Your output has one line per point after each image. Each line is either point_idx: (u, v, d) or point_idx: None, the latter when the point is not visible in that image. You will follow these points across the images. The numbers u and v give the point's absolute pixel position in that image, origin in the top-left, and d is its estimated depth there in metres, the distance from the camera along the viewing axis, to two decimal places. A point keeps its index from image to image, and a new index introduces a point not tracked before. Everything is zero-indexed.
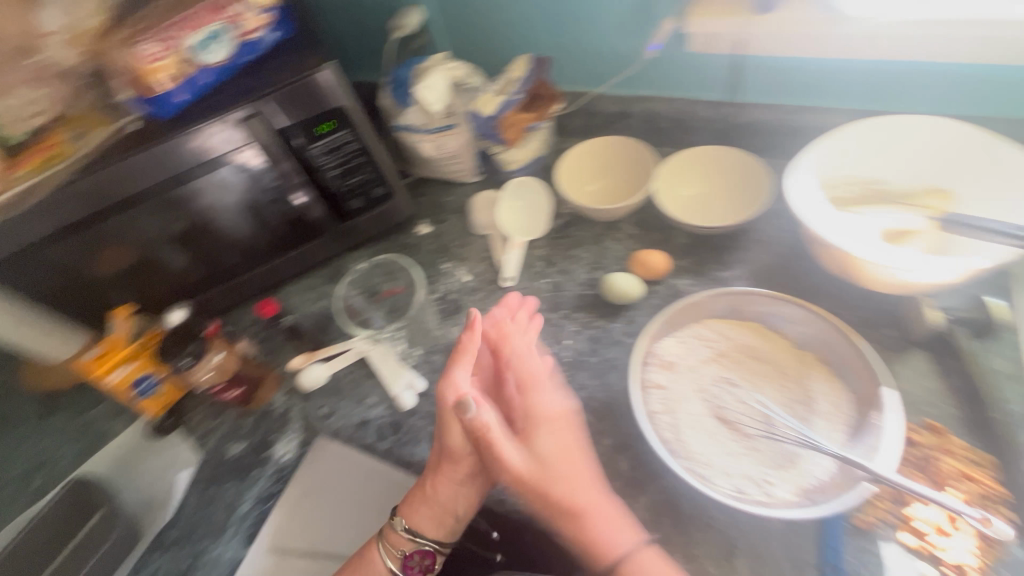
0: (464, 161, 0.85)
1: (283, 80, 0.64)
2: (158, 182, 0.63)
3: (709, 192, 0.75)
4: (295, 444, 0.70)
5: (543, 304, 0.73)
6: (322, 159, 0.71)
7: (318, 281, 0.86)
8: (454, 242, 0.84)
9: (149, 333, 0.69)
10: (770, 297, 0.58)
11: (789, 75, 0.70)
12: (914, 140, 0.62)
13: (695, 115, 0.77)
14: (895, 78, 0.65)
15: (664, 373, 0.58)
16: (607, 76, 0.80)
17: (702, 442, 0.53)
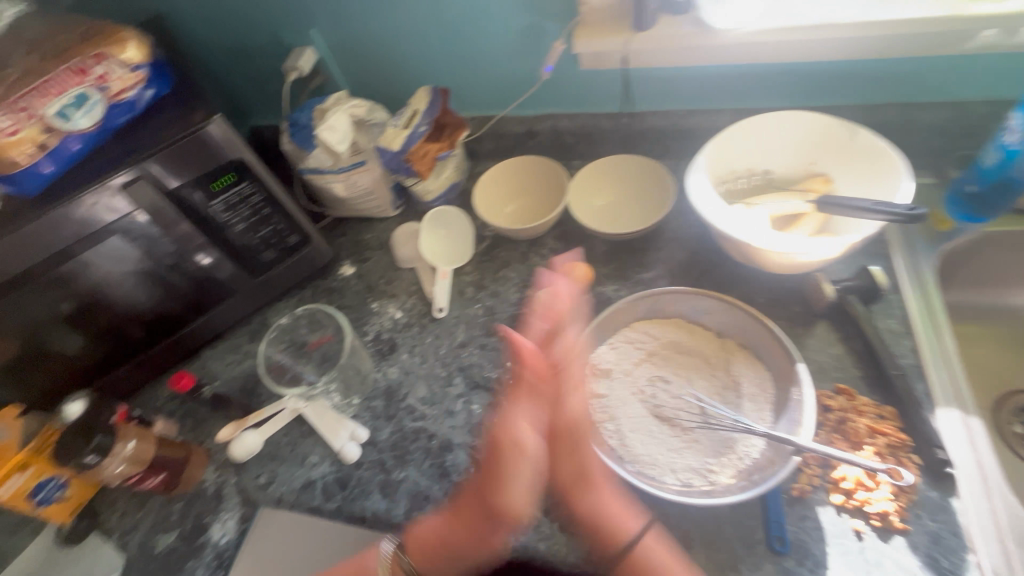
0: (379, 195, 0.84)
1: (168, 138, 0.60)
2: (32, 265, 0.57)
3: (621, 199, 0.79)
4: (234, 522, 0.65)
5: (478, 330, 0.73)
6: (224, 215, 0.67)
7: (240, 341, 0.81)
8: (381, 279, 0.82)
9: (45, 432, 0.61)
10: (687, 293, 0.61)
11: (675, 83, 0.75)
12: (790, 133, 0.68)
13: (597, 127, 0.81)
14: (764, 78, 0.72)
15: (601, 382, 0.60)
16: (509, 99, 0.82)
17: (645, 443, 0.55)
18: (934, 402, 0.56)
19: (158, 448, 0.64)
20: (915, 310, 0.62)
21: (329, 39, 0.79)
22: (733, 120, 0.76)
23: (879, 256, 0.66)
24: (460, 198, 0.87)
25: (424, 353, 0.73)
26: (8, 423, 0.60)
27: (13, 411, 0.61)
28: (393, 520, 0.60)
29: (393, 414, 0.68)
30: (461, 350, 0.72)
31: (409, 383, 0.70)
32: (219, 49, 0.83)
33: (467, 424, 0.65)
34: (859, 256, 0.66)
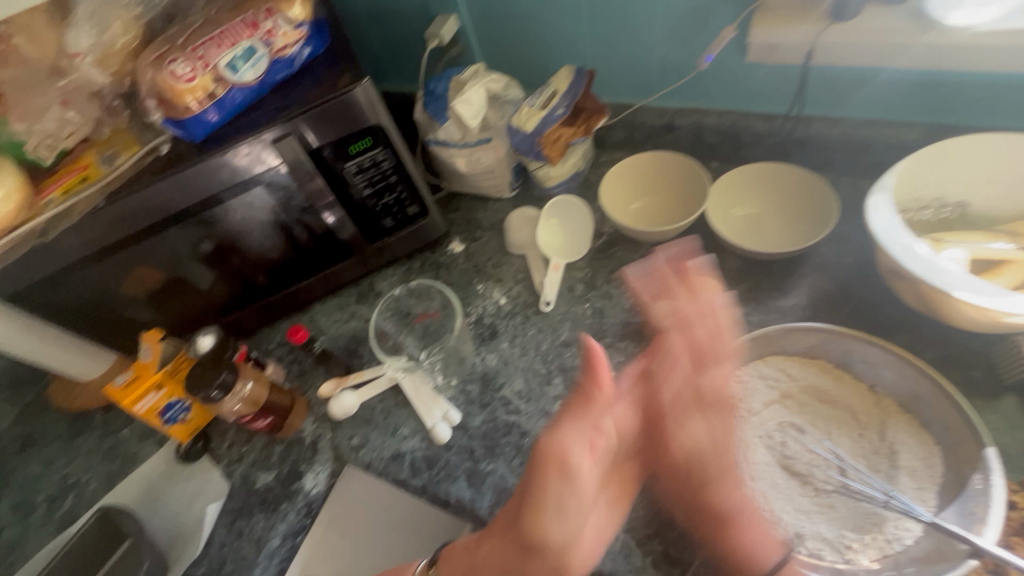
0: (499, 175, 0.81)
1: (319, 98, 0.61)
2: (188, 205, 0.61)
3: (765, 213, 0.70)
4: (325, 476, 0.67)
5: (585, 331, 0.69)
6: (356, 178, 0.68)
7: (347, 301, 0.83)
8: (489, 261, 0.81)
9: (179, 359, 0.68)
10: (844, 335, 0.53)
11: (857, 87, 0.64)
12: (1008, 160, 0.56)
13: (749, 129, 0.72)
14: (980, 91, 0.59)
15: (723, 416, 0.54)
16: (654, 88, 0.75)
17: (769, 497, 0.49)
18: None
19: (269, 393, 0.68)
20: None
21: (474, 8, 0.76)
22: (923, 137, 0.64)
23: None
24: (581, 188, 0.82)
25: (525, 346, 0.70)
26: (153, 344, 0.67)
27: (156, 335, 0.68)
28: (476, 512, 0.59)
29: (487, 402, 0.66)
30: (564, 350, 0.68)
31: (507, 374, 0.68)
32: (366, 12, 0.84)
33: None
34: None
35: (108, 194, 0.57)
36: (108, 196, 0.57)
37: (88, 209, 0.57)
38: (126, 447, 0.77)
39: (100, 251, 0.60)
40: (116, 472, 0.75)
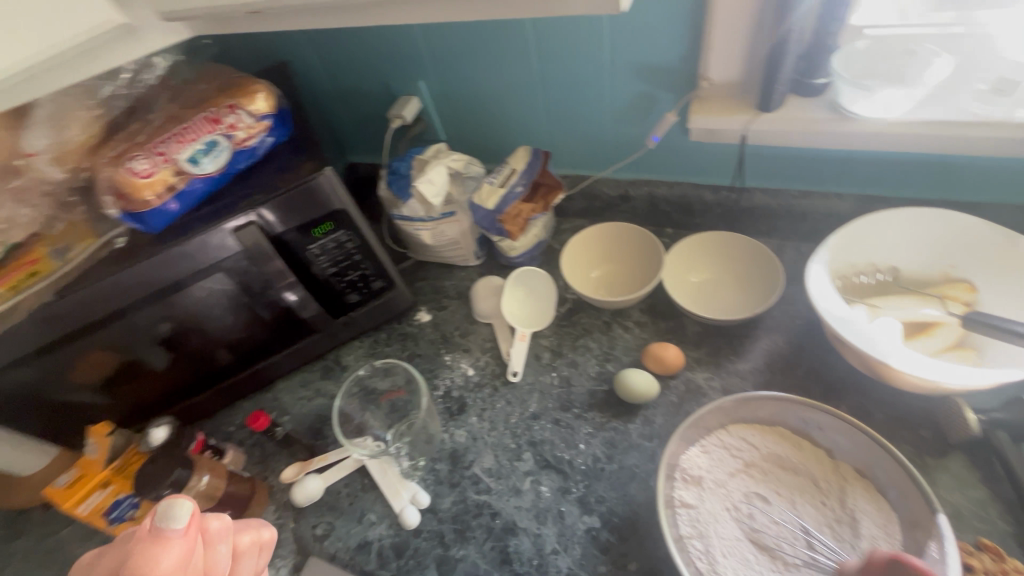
0: (463, 245, 0.83)
1: (283, 186, 0.62)
2: (145, 295, 0.59)
3: (717, 278, 0.74)
4: (286, 571, 0.63)
5: (553, 401, 0.69)
6: (320, 259, 0.68)
7: (312, 376, 0.82)
8: (455, 331, 0.81)
9: (129, 452, 0.64)
10: (799, 403, 0.55)
11: (790, 163, 0.70)
12: (931, 230, 0.61)
13: (698, 199, 0.77)
14: (897, 166, 0.65)
15: (691, 490, 0.54)
16: (609, 162, 0.80)
17: (740, 574, 0.49)
18: None
19: (227, 483, 0.65)
20: None
21: (435, 91, 0.80)
22: (854, 206, 0.69)
23: None
24: (544, 256, 0.85)
25: (494, 419, 0.70)
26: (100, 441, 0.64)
27: (105, 428, 0.64)
28: None
29: (457, 481, 0.65)
30: (533, 422, 0.68)
31: (476, 450, 0.67)
32: (331, 92, 0.87)
33: (534, 508, 0.61)
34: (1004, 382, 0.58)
35: (61, 288, 0.56)
36: (61, 290, 0.56)
37: (39, 304, 0.55)
38: (66, 549, 0.71)
39: (49, 345, 0.58)
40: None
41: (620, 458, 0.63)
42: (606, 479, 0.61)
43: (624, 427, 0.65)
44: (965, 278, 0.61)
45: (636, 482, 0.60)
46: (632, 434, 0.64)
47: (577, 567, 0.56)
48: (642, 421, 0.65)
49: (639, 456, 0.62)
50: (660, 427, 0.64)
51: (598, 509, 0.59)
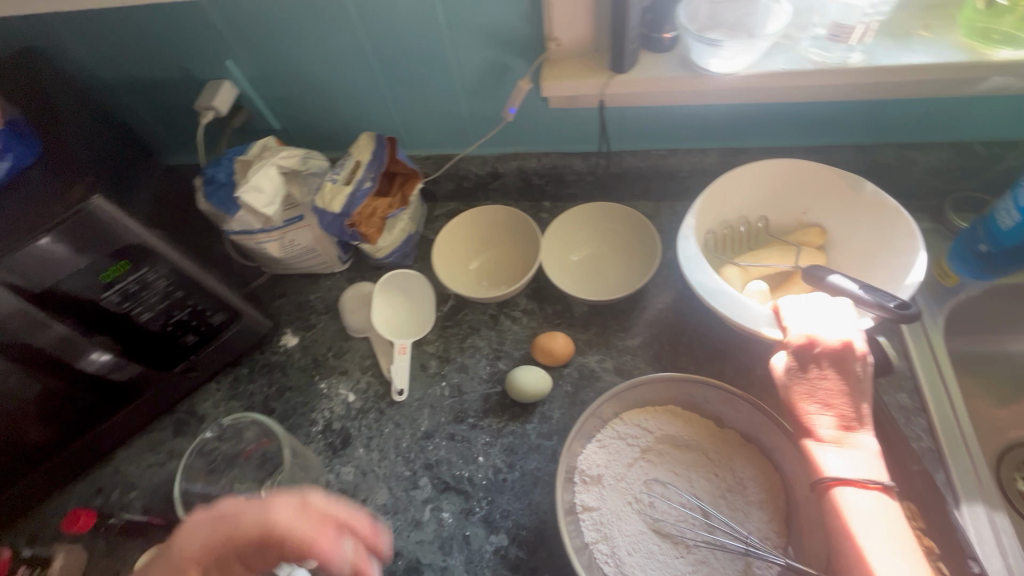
0: (321, 252, 0.73)
1: (40, 225, 0.47)
2: None
3: (597, 252, 0.71)
4: None
5: (445, 414, 0.64)
6: (125, 308, 0.55)
7: (160, 436, 0.68)
8: (329, 351, 0.71)
9: None
10: (685, 381, 0.54)
11: (653, 122, 0.66)
12: (786, 178, 0.61)
13: (569, 169, 0.72)
14: (753, 117, 0.64)
15: (590, 491, 0.52)
16: (471, 138, 0.72)
17: (645, 569, 0.48)
18: (956, 495, 0.51)
19: None
20: (927, 381, 0.57)
21: (249, 73, 0.66)
22: (719, 159, 0.68)
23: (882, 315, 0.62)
24: (418, 250, 0.76)
25: (383, 447, 0.63)
26: None
27: None
28: None
29: None
30: (426, 442, 0.62)
31: (368, 486, 0.60)
32: (115, 81, 0.69)
33: (437, 538, 0.56)
34: None
35: None
36: None
37: None
38: None
39: None
40: None
41: (521, 464, 0.59)
42: (509, 490, 0.58)
43: (522, 429, 0.61)
44: (816, 223, 0.63)
45: (540, 487, 0.57)
46: (531, 435, 0.61)
47: None
48: (539, 419, 0.61)
49: (541, 458, 0.59)
50: (558, 421, 0.61)
51: (504, 525, 0.56)
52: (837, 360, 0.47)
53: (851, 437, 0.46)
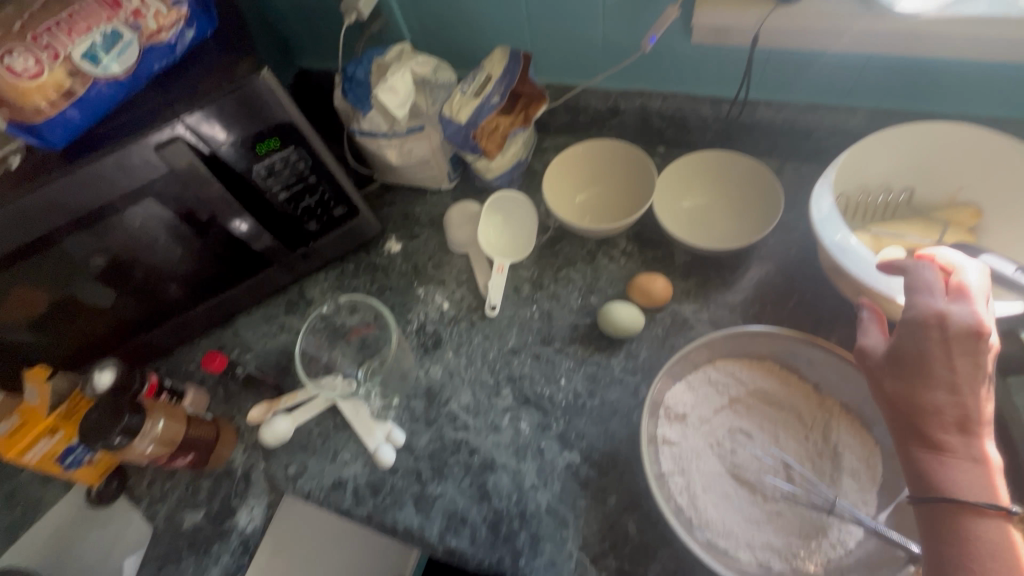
0: (435, 166, 0.75)
1: (212, 91, 0.51)
2: (63, 224, 0.51)
3: (710, 203, 0.68)
4: (261, 510, 0.62)
5: (533, 336, 0.66)
6: (268, 182, 0.60)
7: (273, 311, 0.76)
8: (429, 261, 0.75)
9: (73, 397, 0.60)
10: (792, 339, 0.52)
11: (800, 70, 0.62)
12: (950, 148, 0.55)
13: (695, 114, 0.69)
14: (916, 76, 0.59)
15: (674, 427, 0.52)
16: (598, 69, 0.70)
17: (720, 508, 0.48)
18: None
19: (187, 427, 0.60)
20: None
21: None
22: (866, 121, 0.63)
23: None
24: (525, 178, 0.77)
25: (471, 355, 0.66)
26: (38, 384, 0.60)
27: (41, 373, 0.60)
28: (426, 540, 0.56)
29: (433, 419, 0.62)
30: (512, 357, 0.65)
31: (453, 386, 0.64)
32: None
33: (514, 444, 0.59)
34: None
35: None
36: None
37: None
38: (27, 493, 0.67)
39: None
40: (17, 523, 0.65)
41: (602, 394, 0.60)
42: (587, 415, 0.59)
43: (607, 362, 0.62)
44: (972, 203, 0.57)
45: (618, 418, 0.59)
46: (615, 369, 0.62)
47: (557, 501, 0.55)
48: (626, 355, 0.62)
49: (622, 391, 0.60)
50: (644, 361, 0.62)
51: (579, 445, 0.58)
52: (968, 342, 0.41)
53: (970, 438, 0.40)
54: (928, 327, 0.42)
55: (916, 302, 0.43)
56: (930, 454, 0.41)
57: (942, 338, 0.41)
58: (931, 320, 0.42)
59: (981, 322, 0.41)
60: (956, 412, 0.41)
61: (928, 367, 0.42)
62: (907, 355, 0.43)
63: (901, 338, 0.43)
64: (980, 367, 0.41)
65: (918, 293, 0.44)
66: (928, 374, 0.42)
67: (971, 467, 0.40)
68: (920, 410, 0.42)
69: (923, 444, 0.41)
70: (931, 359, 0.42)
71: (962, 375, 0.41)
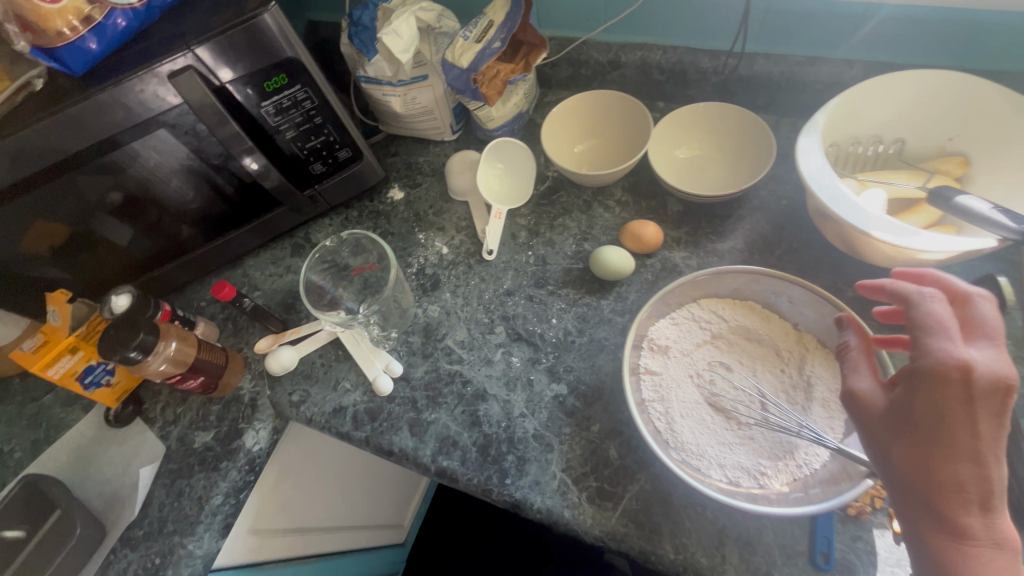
0: (438, 115, 0.76)
1: (222, 23, 0.53)
2: (82, 149, 0.54)
3: (704, 155, 0.70)
4: (266, 432, 0.66)
5: (527, 279, 0.68)
6: (275, 120, 0.62)
7: (281, 254, 0.79)
8: (430, 209, 0.77)
9: (93, 319, 0.64)
10: (774, 278, 0.54)
11: (797, 22, 0.63)
12: (941, 96, 0.56)
13: (694, 66, 0.69)
14: (911, 27, 0.60)
15: (656, 358, 0.55)
16: (599, 21, 0.72)
17: (695, 431, 0.51)
18: None
19: (198, 352, 0.64)
20: None
21: None
22: (862, 74, 0.64)
23: (1006, 262, 0.57)
24: (525, 130, 0.79)
25: (468, 295, 0.69)
26: (59, 307, 0.63)
27: (63, 296, 0.64)
28: (420, 460, 0.59)
29: (430, 352, 0.66)
30: (507, 298, 0.68)
31: (449, 324, 0.67)
32: None
33: (505, 376, 0.62)
34: (981, 262, 0.58)
35: None
36: None
37: None
38: (51, 413, 0.71)
39: None
40: (42, 439, 0.70)
41: (590, 332, 0.63)
42: (576, 351, 0.62)
43: (597, 304, 0.65)
44: (960, 153, 0.58)
45: (605, 354, 0.61)
46: (604, 310, 0.64)
47: (544, 428, 0.58)
48: (615, 298, 0.65)
49: (610, 331, 0.63)
50: (632, 303, 0.64)
51: (566, 378, 0.61)
52: (992, 401, 0.37)
53: (991, 515, 0.37)
54: (948, 384, 0.38)
55: (930, 350, 0.39)
56: (951, 538, 0.37)
57: (966, 399, 0.37)
58: (952, 376, 0.38)
59: (1006, 379, 0.37)
60: (979, 487, 0.37)
61: (949, 434, 0.38)
62: (923, 417, 0.39)
63: (919, 397, 0.39)
64: (1000, 429, 0.37)
65: (933, 336, 0.39)
66: (952, 441, 0.38)
67: (993, 553, 0.36)
68: (941, 486, 0.37)
69: (945, 527, 0.37)
70: (953, 423, 0.38)
71: (986, 442, 0.37)
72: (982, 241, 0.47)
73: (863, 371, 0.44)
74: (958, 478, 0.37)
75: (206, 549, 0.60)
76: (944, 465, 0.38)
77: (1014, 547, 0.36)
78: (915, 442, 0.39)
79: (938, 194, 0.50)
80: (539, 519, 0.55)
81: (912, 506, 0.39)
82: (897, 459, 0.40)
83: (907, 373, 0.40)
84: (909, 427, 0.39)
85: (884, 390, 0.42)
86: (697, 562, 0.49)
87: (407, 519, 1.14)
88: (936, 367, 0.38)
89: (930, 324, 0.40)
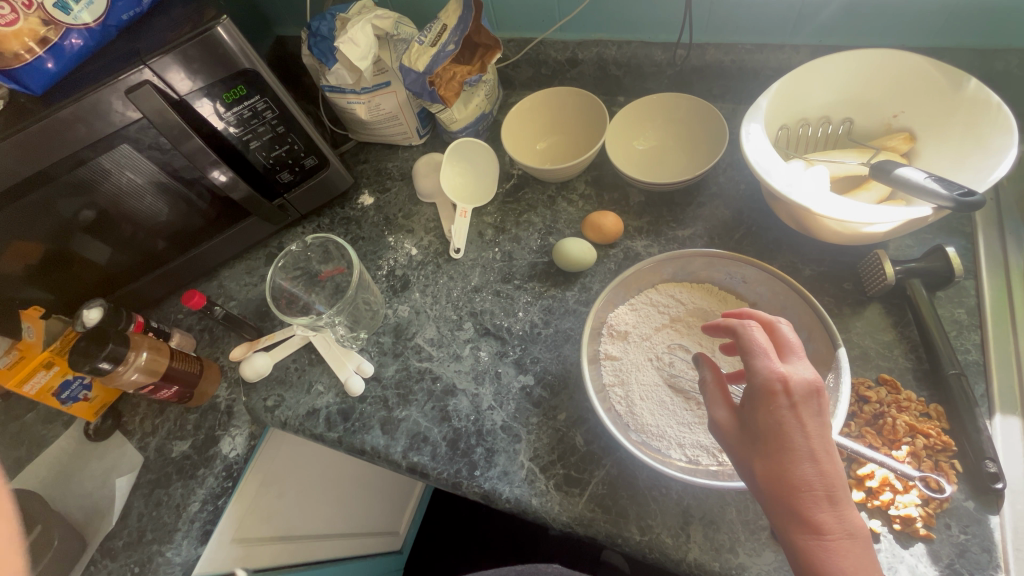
0: (403, 120, 0.78)
1: (175, 39, 0.54)
2: (46, 167, 0.56)
3: (663, 144, 0.72)
4: (243, 438, 0.67)
5: (494, 275, 0.69)
6: (237, 131, 0.63)
7: (256, 264, 0.81)
8: (399, 212, 0.78)
9: (66, 335, 0.65)
10: (727, 259, 0.56)
11: (743, 11, 0.64)
12: (880, 74, 0.58)
13: (649, 59, 0.71)
14: (854, 11, 0.61)
15: (616, 344, 0.57)
16: (551, 22, 0.73)
17: (655, 413, 0.52)
18: (993, 406, 0.50)
19: (172, 361, 0.65)
20: (990, 301, 0.54)
21: None
22: (809, 59, 0.65)
23: (958, 234, 0.58)
24: (489, 131, 0.80)
25: (436, 294, 0.70)
26: (33, 324, 0.64)
27: (36, 313, 0.65)
28: (391, 457, 0.60)
29: (400, 351, 0.66)
30: (474, 295, 0.68)
31: (419, 323, 0.68)
32: None
33: (473, 370, 0.63)
34: (933, 234, 0.58)
35: None
36: None
37: None
38: (32, 430, 0.72)
39: None
40: (24, 456, 0.71)
41: (556, 323, 0.64)
42: (542, 342, 0.63)
43: (562, 295, 0.66)
44: (907, 129, 0.59)
45: (570, 343, 0.62)
46: (569, 301, 0.65)
47: (511, 419, 0.59)
48: (580, 288, 0.66)
49: (575, 321, 0.64)
50: (596, 293, 0.65)
51: (533, 369, 0.62)
52: (812, 403, 0.39)
53: (840, 508, 0.37)
54: (775, 395, 0.39)
55: (757, 368, 0.41)
56: (813, 539, 0.37)
57: (792, 405, 0.39)
58: (776, 388, 0.40)
59: (817, 381, 0.40)
60: (825, 484, 0.38)
61: (788, 440, 0.39)
62: (764, 430, 0.40)
63: (758, 412, 0.40)
64: (827, 427, 0.39)
65: (756, 356, 0.41)
66: (790, 446, 0.38)
67: (848, 544, 0.36)
68: (793, 490, 0.38)
69: (804, 529, 0.37)
70: (788, 430, 0.39)
71: (818, 441, 0.38)
72: (922, 209, 0.47)
73: (717, 402, 0.44)
74: (805, 481, 0.38)
75: (184, 557, 0.61)
76: (791, 473, 0.38)
77: (867, 535, 0.37)
78: (763, 456, 0.39)
79: (880, 167, 0.50)
80: (509, 508, 0.55)
81: (778, 518, 0.38)
82: (757, 476, 0.40)
83: (747, 393, 0.42)
84: (758, 442, 0.40)
85: (735, 416, 0.42)
86: (662, 542, 0.50)
87: (402, 527, 1.13)
88: (764, 382, 0.40)
89: (754, 346, 0.41)
